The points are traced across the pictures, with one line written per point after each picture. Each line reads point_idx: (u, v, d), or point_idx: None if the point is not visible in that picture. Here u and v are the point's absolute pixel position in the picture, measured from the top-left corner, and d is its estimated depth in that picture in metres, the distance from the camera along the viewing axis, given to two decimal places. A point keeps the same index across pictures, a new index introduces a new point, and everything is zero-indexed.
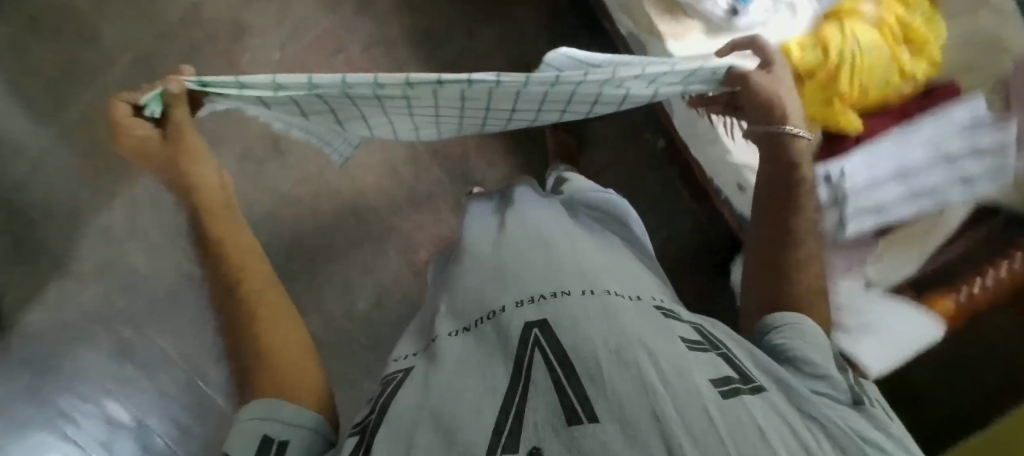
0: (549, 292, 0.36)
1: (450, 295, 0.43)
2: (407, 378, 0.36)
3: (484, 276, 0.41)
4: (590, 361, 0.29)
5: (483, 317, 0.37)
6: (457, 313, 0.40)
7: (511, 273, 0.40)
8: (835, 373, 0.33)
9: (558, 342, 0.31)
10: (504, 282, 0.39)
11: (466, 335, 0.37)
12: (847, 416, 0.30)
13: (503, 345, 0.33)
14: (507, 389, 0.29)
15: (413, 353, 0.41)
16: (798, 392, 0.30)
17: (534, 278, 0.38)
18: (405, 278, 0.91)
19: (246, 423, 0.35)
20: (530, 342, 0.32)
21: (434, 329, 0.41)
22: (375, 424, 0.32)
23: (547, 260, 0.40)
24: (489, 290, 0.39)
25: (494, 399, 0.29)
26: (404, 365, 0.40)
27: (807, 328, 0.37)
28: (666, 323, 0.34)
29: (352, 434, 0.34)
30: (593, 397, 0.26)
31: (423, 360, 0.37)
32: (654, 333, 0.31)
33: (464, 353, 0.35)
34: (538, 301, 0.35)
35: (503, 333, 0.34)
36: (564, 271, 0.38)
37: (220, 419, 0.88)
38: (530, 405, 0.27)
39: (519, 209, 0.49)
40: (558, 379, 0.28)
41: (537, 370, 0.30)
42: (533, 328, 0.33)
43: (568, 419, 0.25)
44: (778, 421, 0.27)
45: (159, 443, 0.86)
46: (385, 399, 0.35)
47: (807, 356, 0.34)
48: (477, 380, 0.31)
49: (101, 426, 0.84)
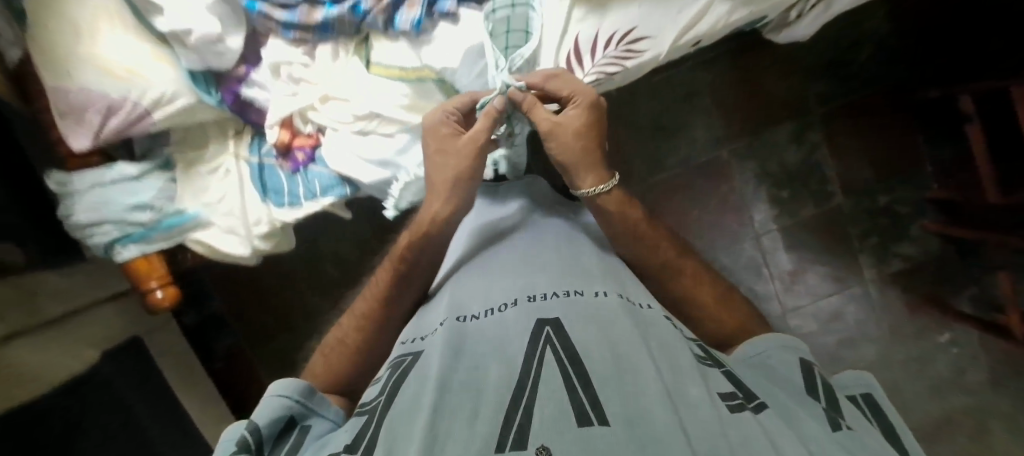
0: (569, 290, 0.42)
1: (487, 259, 0.52)
2: (414, 367, 0.37)
3: (510, 276, 0.47)
4: (600, 369, 0.33)
5: (505, 303, 0.42)
6: (505, 287, 0.44)
7: (562, 263, 0.48)
8: (813, 393, 0.39)
9: (569, 343, 0.35)
10: (558, 269, 0.47)
11: (514, 309, 0.41)
12: (842, 437, 0.33)
13: (518, 333, 0.37)
14: (515, 383, 0.32)
15: (417, 336, 0.44)
16: (793, 418, 0.33)
17: (568, 278, 0.45)
18: (847, 269, 1.07)
19: (277, 398, 0.41)
20: (542, 337, 0.36)
21: (461, 306, 0.44)
22: (385, 406, 0.34)
23: (592, 271, 0.47)
24: (506, 287, 0.45)
25: (502, 389, 0.31)
26: (412, 347, 0.42)
27: (778, 368, 0.42)
28: (670, 333, 0.38)
29: (358, 413, 0.36)
30: (601, 400, 0.30)
31: (434, 341, 0.39)
32: (674, 349, 0.36)
33: (516, 318, 0.39)
34: (554, 297, 0.42)
35: (511, 325, 0.39)
36: (597, 281, 0.44)
37: None
38: (539, 405, 0.30)
39: (573, 234, 0.57)
40: (569, 374, 0.32)
41: (547, 365, 0.33)
42: (546, 326, 0.37)
43: (579, 421, 0.28)
44: (781, 430, 0.31)
45: None
46: (394, 381, 0.37)
47: (792, 378, 0.41)
48: (500, 372, 0.33)
49: None
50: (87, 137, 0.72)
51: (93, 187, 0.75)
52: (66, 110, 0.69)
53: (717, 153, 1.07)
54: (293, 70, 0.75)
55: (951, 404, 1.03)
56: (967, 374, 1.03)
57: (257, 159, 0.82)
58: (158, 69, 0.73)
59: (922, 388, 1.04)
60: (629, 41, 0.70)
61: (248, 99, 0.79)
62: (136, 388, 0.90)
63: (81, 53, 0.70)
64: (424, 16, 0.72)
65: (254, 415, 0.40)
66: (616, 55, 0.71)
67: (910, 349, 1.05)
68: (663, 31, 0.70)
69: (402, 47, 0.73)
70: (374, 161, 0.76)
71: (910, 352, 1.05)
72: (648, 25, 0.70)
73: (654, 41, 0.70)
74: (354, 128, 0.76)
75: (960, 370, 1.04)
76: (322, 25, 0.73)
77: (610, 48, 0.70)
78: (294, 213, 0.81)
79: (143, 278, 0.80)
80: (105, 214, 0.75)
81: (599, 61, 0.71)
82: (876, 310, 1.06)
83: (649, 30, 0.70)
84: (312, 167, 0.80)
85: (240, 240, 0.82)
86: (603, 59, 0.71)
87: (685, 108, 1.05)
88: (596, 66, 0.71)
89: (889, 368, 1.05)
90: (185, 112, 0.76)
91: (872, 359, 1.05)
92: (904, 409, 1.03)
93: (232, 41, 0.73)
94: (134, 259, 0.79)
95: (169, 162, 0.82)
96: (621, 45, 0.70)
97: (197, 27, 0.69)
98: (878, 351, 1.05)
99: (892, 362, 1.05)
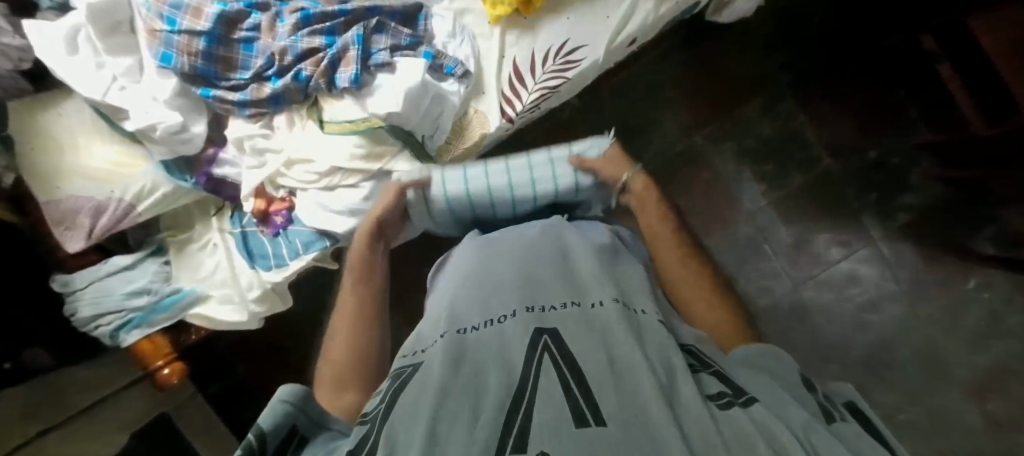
0: (568, 301, 0.39)
1: (475, 267, 0.47)
2: (415, 375, 0.34)
3: (508, 283, 0.42)
4: (592, 373, 0.30)
5: (504, 315, 0.38)
6: (500, 302, 0.40)
7: (557, 272, 0.44)
8: (807, 392, 0.33)
9: (566, 351, 0.32)
10: (552, 279, 0.42)
11: (516, 318, 0.37)
12: (840, 434, 0.29)
13: (513, 345, 0.34)
14: (513, 391, 0.30)
15: (416, 348, 0.39)
16: (786, 408, 0.29)
17: (564, 288, 0.41)
18: (850, 230, 1.05)
19: (279, 403, 0.36)
20: (539, 347, 0.33)
21: (455, 315, 0.40)
22: (385, 414, 0.31)
23: (586, 277, 0.43)
24: (504, 296, 0.41)
25: (501, 395, 0.29)
26: (411, 359, 0.38)
27: (772, 365, 0.36)
28: (668, 335, 0.35)
29: (362, 423, 0.32)
30: (597, 404, 0.27)
31: (434, 352, 0.35)
32: (665, 349, 0.33)
33: (516, 329, 0.36)
34: (553, 309, 0.38)
35: (510, 336, 0.35)
36: (592, 286, 0.41)
37: (815, 331, 1.03)
38: (538, 407, 0.28)
39: (566, 231, 0.51)
40: (566, 380, 0.30)
41: (545, 372, 0.31)
42: (544, 336, 0.34)
43: (576, 421, 0.26)
44: (775, 420, 0.27)
45: (890, 347, 1.01)
46: (394, 390, 0.33)
47: (785, 378, 0.35)
48: (501, 377, 0.31)
49: (841, 369, 1.01)
50: (82, 239, 0.72)
51: (92, 282, 0.76)
52: (59, 219, 0.71)
53: (692, 141, 1.09)
54: (256, 142, 0.76)
55: (995, 353, 0.97)
56: (1005, 318, 0.98)
57: (239, 229, 0.82)
58: (136, 166, 0.74)
59: (960, 341, 0.99)
60: (561, 59, 0.78)
61: (222, 177, 0.78)
62: None
63: (63, 168, 0.72)
64: (360, 69, 0.73)
65: (257, 421, 0.34)
66: (552, 75, 0.78)
67: (936, 301, 1.01)
68: (592, 48, 0.77)
69: (350, 104, 0.75)
70: (345, 211, 0.76)
71: (935, 304, 1.01)
72: (576, 45, 0.78)
73: (584, 55, 0.78)
74: (320, 185, 0.76)
75: (993, 315, 0.98)
76: (272, 97, 0.74)
77: (541, 70, 0.78)
78: (281, 273, 0.80)
79: (149, 358, 0.77)
80: (103, 305, 0.75)
81: (532, 84, 0.78)
82: (891, 267, 1.03)
83: (577, 50, 0.78)
84: (291, 227, 0.80)
85: (235, 307, 0.81)
86: (533, 78, 0.78)
87: (649, 105, 1.09)
88: (528, 91, 0.78)
89: (914, 323, 1.01)
90: (167, 199, 0.76)
91: (895, 318, 1.02)
92: (939, 362, 0.99)
93: (195, 127, 0.74)
94: (138, 343, 0.76)
95: (161, 247, 0.83)
96: (559, 59, 0.78)
97: (160, 120, 0.70)
98: (899, 309, 1.02)
99: (916, 317, 1.01)
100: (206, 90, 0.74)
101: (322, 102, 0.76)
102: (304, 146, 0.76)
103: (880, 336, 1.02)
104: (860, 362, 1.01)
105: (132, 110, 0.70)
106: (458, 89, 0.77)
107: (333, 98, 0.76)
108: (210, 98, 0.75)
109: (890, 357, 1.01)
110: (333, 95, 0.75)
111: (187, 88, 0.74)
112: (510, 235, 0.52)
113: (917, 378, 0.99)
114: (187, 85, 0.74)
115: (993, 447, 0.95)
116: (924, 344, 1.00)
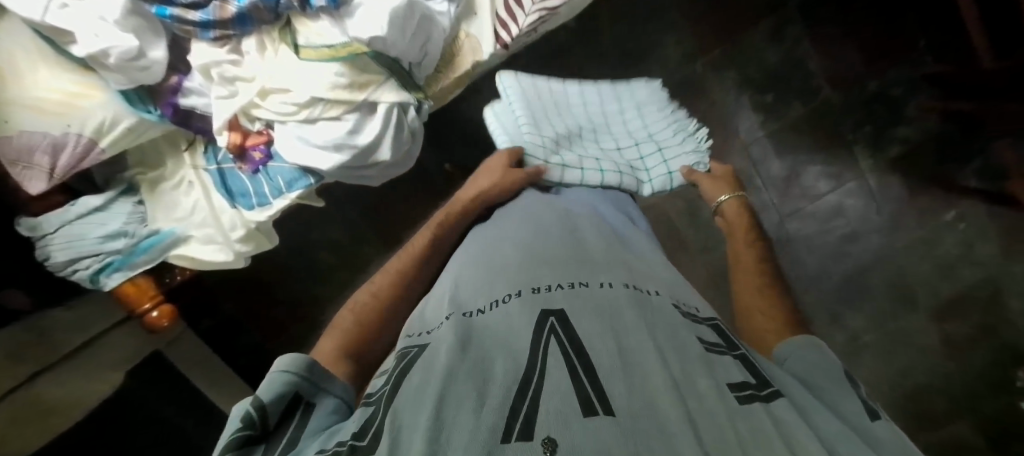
0: (573, 282, 0.38)
1: (482, 251, 0.46)
2: (421, 357, 0.33)
3: (513, 265, 0.41)
4: (599, 360, 0.29)
5: (511, 294, 0.37)
6: (507, 282, 0.39)
7: (568, 256, 0.43)
8: (845, 394, 0.34)
9: (575, 335, 0.31)
10: (560, 261, 0.41)
11: (522, 299, 0.36)
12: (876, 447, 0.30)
13: (516, 328, 0.33)
14: (520, 376, 0.28)
15: (420, 330, 0.37)
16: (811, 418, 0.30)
17: (569, 269, 0.40)
18: (839, 162, 1.04)
19: (280, 373, 0.35)
20: (545, 329, 0.32)
21: (462, 299, 0.39)
22: (390, 394, 0.30)
23: (597, 261, 0.42)
24: (509, 277, 0.39)
25: (507, 381, 0.28)
26: (416, 341, 0.36)
27: (812, 363, 0.37)
28: (681, 323, 0.35)
29: (366, 405, 0.31)
30: (608, 392, 0.26)
31: (440, 334, 0.34)
32: (682, 338, 0.33)
33: (522, 311, 0.35)
34: (558, 289, 0.37)
35: (516, 318, 0.34)
36: (603, 272, 0.40)
37: (795, 261, 1.06)
38: (545, 391, 0.27)
39: (579, 221, 0.51)
40: (573, 365, 0.29)
41: (552, 356, 0.30)
42: (551, 318, 0.33)
43: (583, 409, 0.25)
44: (796, 422, 0.27)
45: (863, 275, 1.04)
46: (400, 370, 0.32)
47: (825, 381, 0.35)
48: (508, 362, 0.30)
49: (815, 296, 1.05)
50: (43, 180, 0.67)
51: (62, 225, 0.71)
52: (13, 158, 0.65)
53: (691, 69, 1.05)
54: (225, 70, 0.68)
55: (963, 279, 0.99)
56: (977, 245, 0.98)
57: (216, 166, 0.77)
58: (90, 97, 0.67)
59: (930, 268, 1.01)
60: None
61: (189, 109, 0.72)
62: (180, 411, 0.87)
63: (10, 99, 0.65)
64: None
65: (258, 391, 0.33)
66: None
67: (915, 232, 1.01)
68: None
69: (325, 25, 0.68)
70: (328, 146, 0.70)
71: (912, 234, 1.02)
72: None
73: None
74: (299, 118, 0.70)
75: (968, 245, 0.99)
76: (238, 17, 0.66)
77: None
78: (266, 213, 0.76)
79: (135, 302, 0.74)
80: (77, 249, 0.71)
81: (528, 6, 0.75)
82: (877, 198, 1.03)
83: None
84: (272, 164, 0.76)
85: (220, 247, 0.78)
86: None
87: (650, 28, 1.03)
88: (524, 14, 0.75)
89: (890, 254, 1.03)
90: (131, 134, 0.70)
91: (871, 248, 1.04)
92: (910, 291, 1.02)
93: (154, 52, 0.66)
94: (121, 286, 0.73)
95: (131, 187, 0.78)
96: None
97: (114, 44, 0.62)
98: (877, 239, 1.03)
99: (894, 248, 1.03)
100: (162, 9, 0.67)
101: (297, 25, 0.69)
102: (279, 74, 0.69)
103: (856, 267, 1.04)
104: (833, 290, 1.05)
105: (79, 31, 0.62)
106: (447, 9, 0.72)
107: (309, 19, 0.69)
108: (167, 18, 0.67)
109: (863, 285, 1.04)
110: (309, 16, 0.68)
111: (140, 7, 0.65)
112: (511, 220, 0.52)
113: (887, 306, 1.03)
114: (138, 2, 0.65)
115: (946, 364, 0.99)
116: (897, 274, 1.02)
